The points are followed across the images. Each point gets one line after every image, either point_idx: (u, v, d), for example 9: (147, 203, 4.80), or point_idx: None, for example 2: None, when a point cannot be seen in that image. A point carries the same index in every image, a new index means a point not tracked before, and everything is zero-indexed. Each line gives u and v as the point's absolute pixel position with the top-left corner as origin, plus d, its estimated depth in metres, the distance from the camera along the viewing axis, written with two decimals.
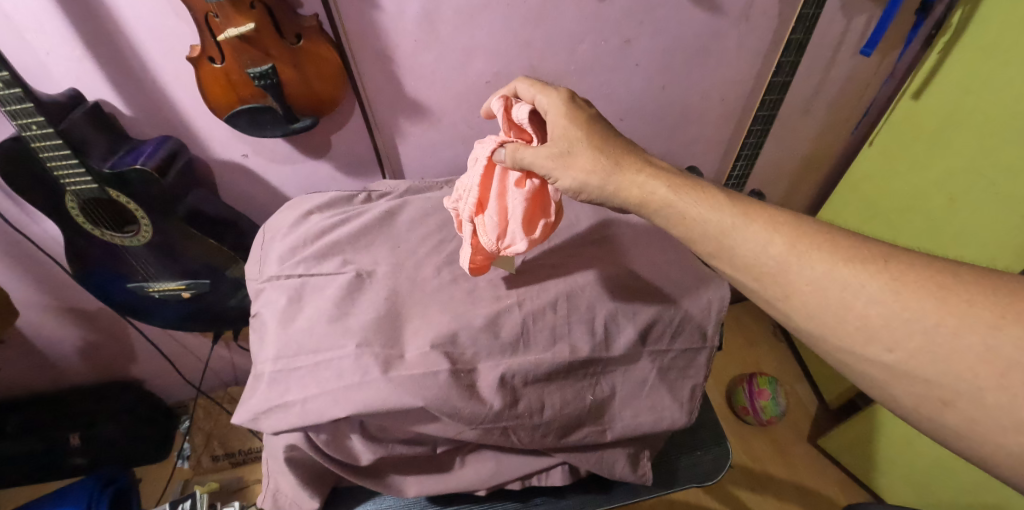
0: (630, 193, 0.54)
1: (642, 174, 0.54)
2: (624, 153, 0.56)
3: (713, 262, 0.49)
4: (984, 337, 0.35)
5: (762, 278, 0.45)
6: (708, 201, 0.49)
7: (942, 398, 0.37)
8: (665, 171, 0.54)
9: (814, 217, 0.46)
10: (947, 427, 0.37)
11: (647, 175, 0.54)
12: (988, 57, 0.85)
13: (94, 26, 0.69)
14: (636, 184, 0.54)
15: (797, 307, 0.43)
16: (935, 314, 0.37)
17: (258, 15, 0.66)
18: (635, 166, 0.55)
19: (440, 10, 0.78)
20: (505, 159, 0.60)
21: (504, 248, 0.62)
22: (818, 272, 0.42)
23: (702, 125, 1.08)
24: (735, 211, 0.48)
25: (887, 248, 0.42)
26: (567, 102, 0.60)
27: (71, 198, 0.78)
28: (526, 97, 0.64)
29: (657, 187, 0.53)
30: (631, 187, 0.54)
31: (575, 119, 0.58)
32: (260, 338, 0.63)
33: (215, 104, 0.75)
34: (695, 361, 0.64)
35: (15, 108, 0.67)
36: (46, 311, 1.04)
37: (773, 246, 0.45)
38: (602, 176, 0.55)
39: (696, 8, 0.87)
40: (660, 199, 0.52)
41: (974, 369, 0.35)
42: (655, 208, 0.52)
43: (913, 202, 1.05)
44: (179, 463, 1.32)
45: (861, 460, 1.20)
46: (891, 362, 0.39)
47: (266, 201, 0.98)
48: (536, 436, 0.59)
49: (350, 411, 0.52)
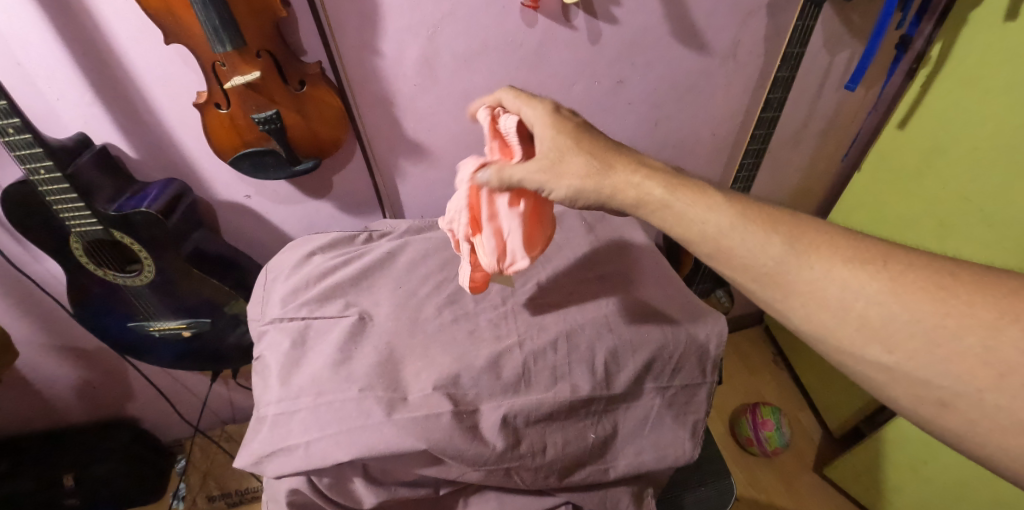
0: (626, 194, 0.55)
1: (637, 175, 0.55)
2: (618, 156, 0.58)
3: (709, 263, 0.50)
4: (984, 339, 0.36)
5: (761, 278, 0.46)
6: (705, 201, 0.50)
7: (943, 399, 0.38)
8: (660, 171, 0.55)
9: (810, 218, 0.48)
10: (954, 431, 0.38)
11: (643, 176, 0.55)
12: (968, 87, 0.88)
13: (104, 73, 0.72)
14: (632, 185, 0.55)
15: (796, 308, 0.44)
16: (932, 316, 0.38)
17: (264, 63, 0.69)
18: (629, 167, 0.56)
19: (439, 55, 0.81)
20: (489, 180, 0.59)
21: (505, 266, 0.63)
22: (816, 272, 0.43)
23: (696, 158, 1.10)
24: (731, 209, 0.49)
25: (885, 248, 0.43)
26: (554, 114, 0.62)
27: (75, 239, 0.79)
28: (512, 108, 0.66)
29: (653, 187, 0.54)
30: (627, 188, 0.55)
31: (562, 129, 0.60)
32: (262, 381, 0.63)
33: (219, 148, 0.77)
34: (695, 396, 0.65)
35: (24, 153, 0.68)
36: (45, 349, 1.04)
37: (770, 242, 0.46)
38: (596, 181, 0.57)
39: (685, 48, 0.91)
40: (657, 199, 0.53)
41: (975, 371, 0.36)
42: (652, 208, 0.53)
43: (902, 229, 1.07)
44: (174, 504, 1.29)
45: (870, 488, 1.18)
46: (891, 363, 0.40)
47: (268, 241, 0.99)
48: (539, 477, 0.58)
49: (353, 455, 0.51)
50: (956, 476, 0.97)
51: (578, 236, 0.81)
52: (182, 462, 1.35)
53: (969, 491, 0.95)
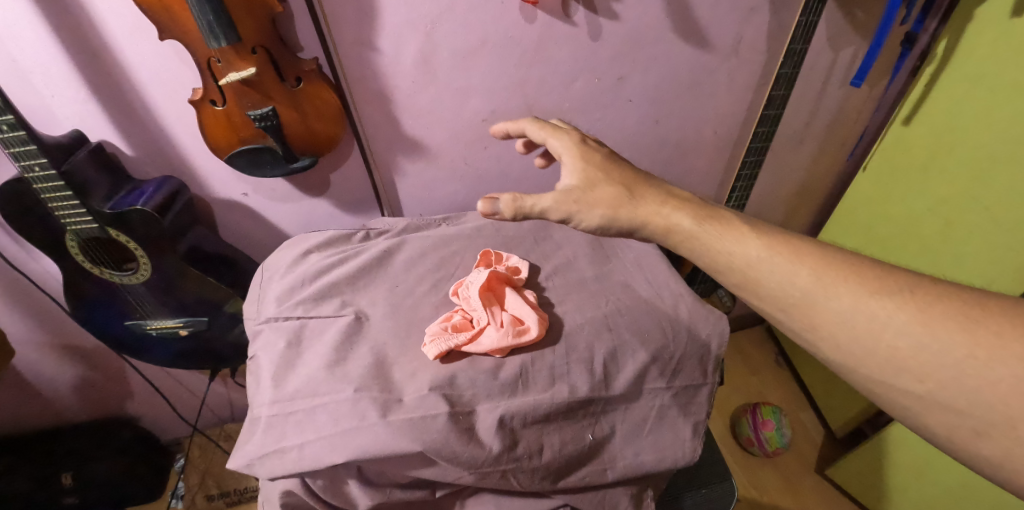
0: (654, 224, 0.53)
1: (664, 205, 0.54)
2: (644, 185, 0.56)
3: (736, 292, 0.49)
4: (1017, 369, 0.36)
5: (788, 308, 0.45)
6: (733, 233, 0.49)
7: (975, 428, 0.37)
8: (687, 202, 0.54)
9: (834, 246, 0.47)
10: (986, 460, 0.37)
11: (670, 206, 0.54)
12: (975, 84, 0.87)
13: (99, 70, 0.71)
14: (661, 216, 0.53)
15: (824, 337, 0.43)
16: (963, 345, 0.38)
17: (260, 59, 0.68)
18: (656, 197, 0.55)
19: (437, 51, 0.80)
20: (504, 209, 0.55)
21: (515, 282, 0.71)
22: (842, 302, 0.43)
23: (698, 157, 1.09)
24: (758, 241, 0.48)
25: (909, 277, 0.43)
26: (582, 146, 0.61)
27: (71, 237, 0.79)
28: (539, 140, 0.67)
29: (681, 217, 0.52)
30: (656, 219, 0.53)
31: (590, 160, 0.59)
32: (256, 382, 0.62)
33: (215, 146, 0.76)
34: (696, 398, 0.63)
35: (19, 150, 0.68)
36: (42, 347, 1.04)
37: (799, 279, 0.45)
38: (626, 211, 0.54)
39: (687, 45, 0.90)
40: (683, 230, 0.52)
41: (1007, 401, 0.35)
42: (680, 239, 0.52)
43: (907, 229, 1.06)
44: (174, 503, 1.28)
45: (874, 490, 1.17)
46: (920, 391, 0.39)
47: (266, 239, 0.98)
48: (536, 480, 0.56)
49: (347, 457, 0.51)
50: (958, 477, 0.96)
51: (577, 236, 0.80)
52: (181, 460, 1.34)
53: (972, 493, 0.94)
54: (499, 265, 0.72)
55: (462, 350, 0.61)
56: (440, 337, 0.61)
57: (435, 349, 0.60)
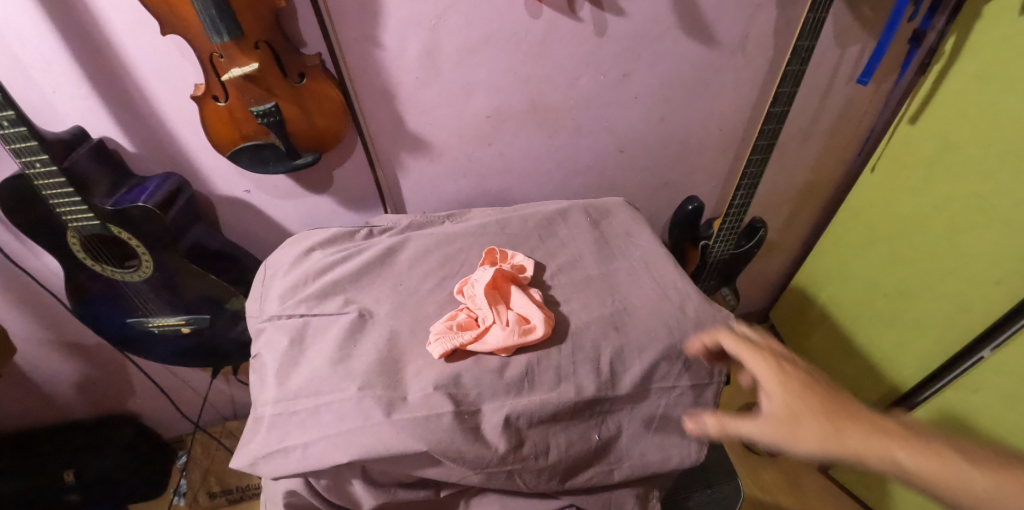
0: (872, 461, 0.43)
1: (876, 434, 0.44)
2: (843, 406, 0.46)
3: None
4: None
5: None
6: (958, 476, 0.41)
7: None
8: (895, 426, 0.45)
9: None
10: None
11: (889, 438, 0.44)
12: (984, 82, 0.86)
13: (101, 65, 0.70)
14: (878, 454, 0.43)
15: None
16: None
17: (263, 55, 0.67)
18: (862, 422, 0.45)
19: (441, 47, 0.79)
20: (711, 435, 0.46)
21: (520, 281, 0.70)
22: None
23: (703, 154, 1.08)
24: (997, 478, 0.40)
25: None
26: (777, 367, 0.50)
27: (73, 234, 0.78)
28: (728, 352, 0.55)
29: (900, 454, 0.43)
30: (874, 458, 0.43)
31: (791, 383, 0.48)
32: (259, 380, 0.62)
33: (218, 142, 0.75)
34: (704, 398, 0.62)
35: (20, 146, 0.67)
36: (44, 344, 1.03)
37: (991, 491, 0.40)
38: (841, 451, 0.44)
39: (693, 41, 0.89)
40: (905, 469, 0.43)
41: None
42: (899, 478, 0.43)
43: (912, 227, 1.05)
44: (177, 500, 1.28)
45: (879, 490, 1.16)
46: None
47: (268, 236, 0.98)
48: (541, 481, 0.55)
49: (352, 456, 0.50)
50: None
51: (582, 234, 0.80)
52: (183, 458, 1.34)
53: None
54: (504, 264, 0.71)
55: (467, 349, 0.60)
56: (445, 336, 0.60)
57: (439, 348, 0.59)
